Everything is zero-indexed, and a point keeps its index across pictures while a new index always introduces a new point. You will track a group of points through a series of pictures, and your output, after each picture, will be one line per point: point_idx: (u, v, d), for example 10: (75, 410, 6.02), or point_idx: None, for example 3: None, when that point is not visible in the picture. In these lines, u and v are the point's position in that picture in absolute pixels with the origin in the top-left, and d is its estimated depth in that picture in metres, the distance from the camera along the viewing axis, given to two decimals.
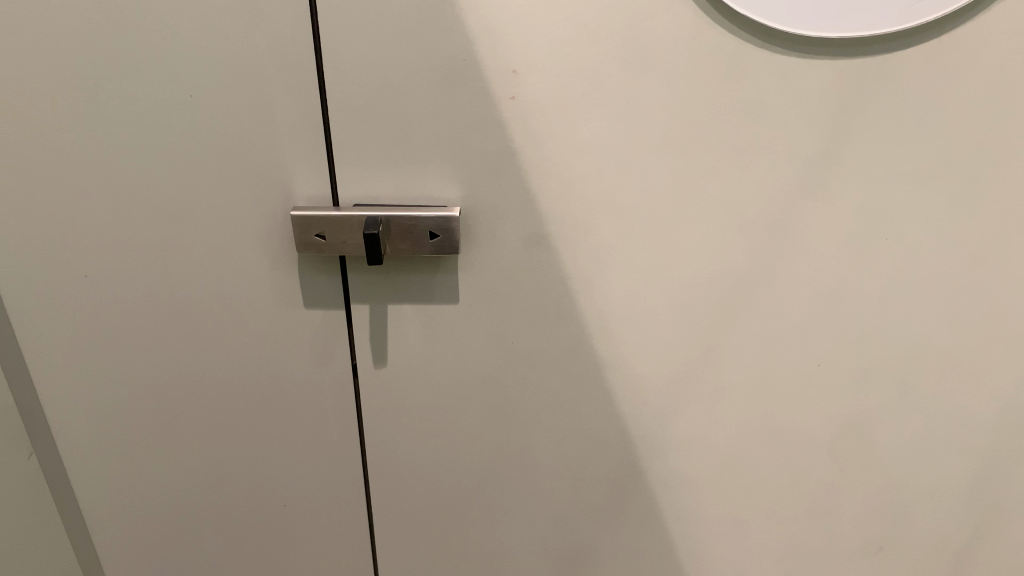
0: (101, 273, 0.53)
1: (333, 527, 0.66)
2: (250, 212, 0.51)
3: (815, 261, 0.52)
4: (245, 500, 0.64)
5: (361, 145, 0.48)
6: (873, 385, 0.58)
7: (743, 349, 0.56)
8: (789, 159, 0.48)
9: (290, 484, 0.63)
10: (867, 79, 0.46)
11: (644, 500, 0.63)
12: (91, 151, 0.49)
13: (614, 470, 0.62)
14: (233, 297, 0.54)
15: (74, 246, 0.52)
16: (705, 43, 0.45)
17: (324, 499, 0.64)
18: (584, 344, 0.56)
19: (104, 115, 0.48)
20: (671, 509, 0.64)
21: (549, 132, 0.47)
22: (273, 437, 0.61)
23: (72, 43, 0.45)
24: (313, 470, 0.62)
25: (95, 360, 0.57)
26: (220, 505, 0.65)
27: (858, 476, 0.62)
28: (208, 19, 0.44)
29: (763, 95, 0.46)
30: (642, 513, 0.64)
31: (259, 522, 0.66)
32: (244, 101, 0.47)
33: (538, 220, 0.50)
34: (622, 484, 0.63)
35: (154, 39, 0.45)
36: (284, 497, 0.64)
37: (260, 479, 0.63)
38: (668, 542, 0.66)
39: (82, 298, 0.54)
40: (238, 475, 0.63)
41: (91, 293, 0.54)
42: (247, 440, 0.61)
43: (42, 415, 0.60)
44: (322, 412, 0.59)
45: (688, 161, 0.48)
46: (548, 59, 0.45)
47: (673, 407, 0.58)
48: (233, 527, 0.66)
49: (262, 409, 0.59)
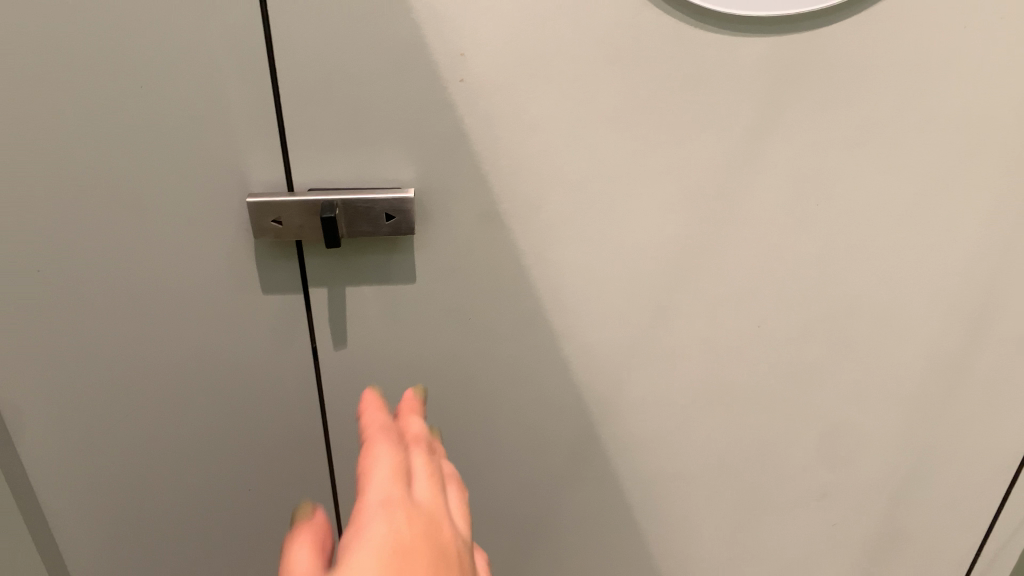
0: (55, 267, 0.53)
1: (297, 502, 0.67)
2: (205, 200, 0.51)
3: (755, 228, 0.55)
4: (207, 484, 0.65)
5: (315, 133, 0.49)
6: (814, 344, 0.60)
7: (689, 315, 0.58)
8: (727, 134, 0.51)
9: (254, 464, 0.64)
10: (798, 56, 0.48)
11: (599, 464, 0.66)
12: (40, 144, 0.49)
13: (571, 439, 0.64)
14: (193, 284, 0.55)
15: (27, 242, 0.52)
16: (644, 22, 0.46)
17: (289, 475, 0.66)
18: (538, 316, 0.57)
19: (50, 109, 0.47)
20: (625, 470, 0.66)
21: (497, 114, 0.49)
22: (235, 421, 0.62)
23: (18, 38, 0.45)
24: (276, 449, 0.64)
25: (51, 354, 0.57)
26: (183, 491, 0.65)
27: (801, 430, 0.65)
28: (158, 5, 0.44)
29: (699, 72, 0.48)
30: (599, 476, 0.67)
31: (224, 505, 0.67)
32: (197, 90, 0.47)
33: (490, 199, 0.52)
34: (578, 449, 0.65)
35: (101, 30, 0.45)
36: (247, 477, 0.65)
37: (224, 464, 0.64)
38: (623, 502, 0.68)
39: (37, 293, 0.54)
40: (201, 460, 0.64)
41: (47, 288, 0.54)
42: (209, 424, 0.62)
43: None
44: (284, 394, 0.60)
45: (632, 137, 0.50)
46: (494, 42, 0.46)
47: (625, 373, 0.61)
48: (196, 512, 0.67)
49: (224, 396, 0.60)
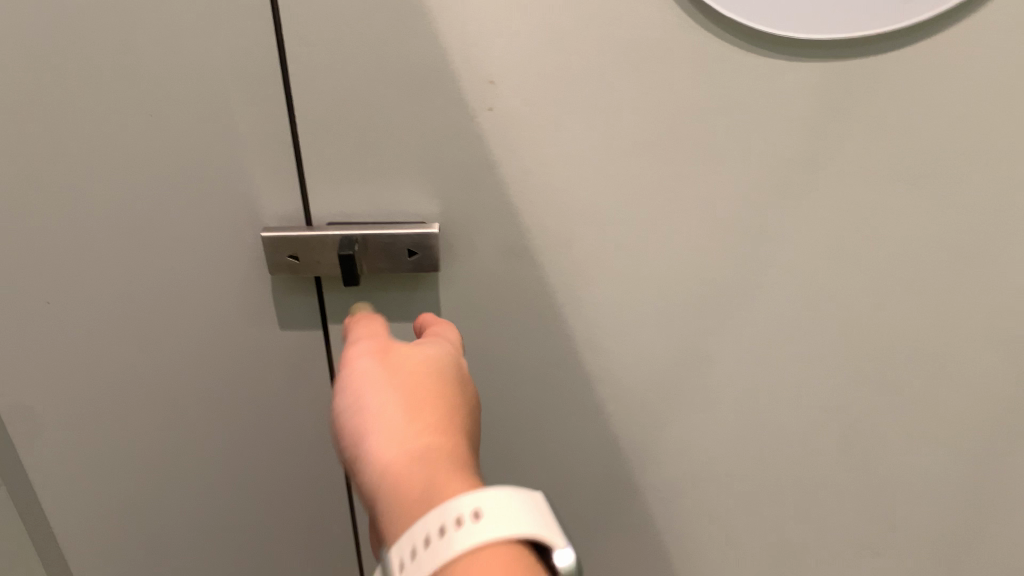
0: (65, 298, 0.51)
1: (314, 538, 0.65)
2: (218, 233, 0.48)
3: (805, 266, 0.50)
4: (224, 516, 0.63)
5: (332, 163, 0.46)
6: (868, 392, 0.56)
7: (732, 356, 0.54)
8: (776, 166, 0.46)
9: (272, 496, 0.62)
10: (856, 83, 0.43)
11: (631, 501, 0.63)
12: (47, 174, 0.46)
13: (601, 475, 0.61)
14: (207, 317, 0.52)
15: (36, 272, 0.50)
16: (686, 45, 0.42)
17: (307, 507, 0.64)
18: (569, 353, 0.54)
19: (57, 138, 0.45)
20: (658, 510, 0.63)
21: (526, 143, 0.45)
22: (253, 452, 0.59)
23: (21, 66, 0.42)
24: (295, 481, 0.61)
25: (63, 385, 0.55)
26: (200, 522, 0.63)
27: (851, 481, 0.60)
28: (166, 30, 0.41)
29: (746, 99, 0.44)
30: (630, 513, 0.63)
31: (240, 538, 0.65)
32: (208, 118, 0.44)
33: (518, 233, 0.49)
34: (609, 485, 0.62)
35: (106, 56, 0.42)
36: (266, 508, 0.63)
37: (239, 498, 0.62)
38: (655, 540, 0.65)
39: (48, 324, 0.52)
40: (219, 492, 0.61)
41: (58, 319, 0.52)
42: (226, 457, 0.59)
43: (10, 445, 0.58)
44: (302, 429, 0.58)
45: (672, 168, 0.46)
46: (522, 67, 0.43)
47: (660, 413, 0.57)
48: (214, 542, 0.65)
49: (238, 430, 0.58)
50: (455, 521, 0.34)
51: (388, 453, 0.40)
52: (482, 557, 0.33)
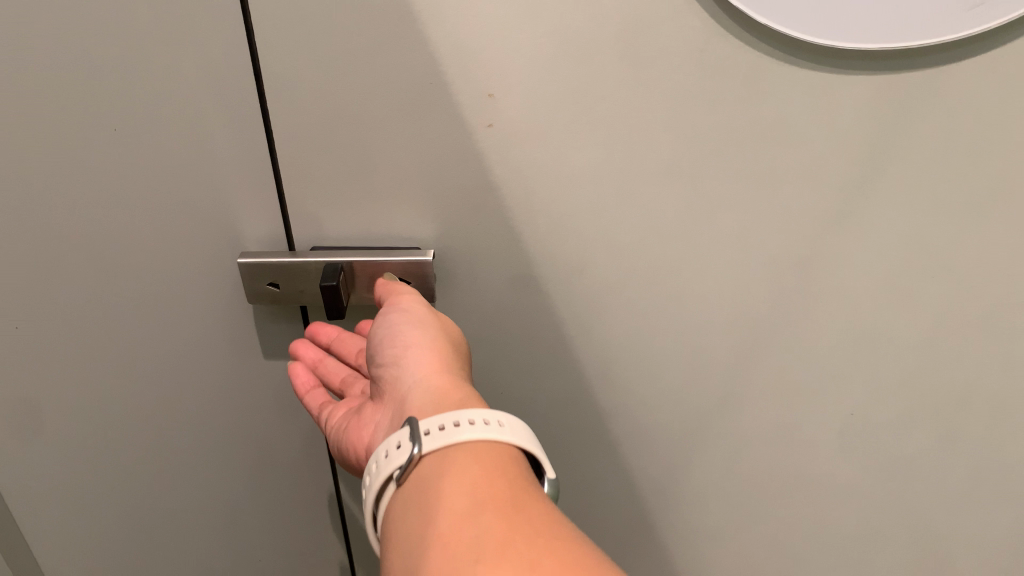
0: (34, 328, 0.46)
1: (313, 558, 0.62)
2: (195, 259, 0.44)
3: (848, 302, 0.45)
4: (217, 537, 0.60)
5: (317, 184, 0.41)
6: (913, 434, 0.50)
7: (762, 391, 0.49)
8: (820, 194, 0.40)
9: (266, 518, 0.59)
10: (914, 99, 0.37)
11: (645, 524, 0.59)
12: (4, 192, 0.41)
13: (614, 498, 0.58)
14: (188, 349, 0.48)
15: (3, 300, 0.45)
16: (717, 59, 0.36)
17: (305, 525, 0.61)
18: (581, 380, 0.50)
19: (12, 156, 0.39)
20: (674, 534, 0.59)
21: (534, 165, 0.40)
22: (244, 480, 0.56)
23: None
24: (287, 506, 0.58)
25: (36, 421, 0.51)
26: (191, 545, 0.60)
27: (889, 523, 0.56)
28: (123, 55, 0.36)
29: (787, 119, 0.38)
30: (643, 535, 0.60)
31: (236, 558, 0.62)
32: (178, 136, 0.39)
33: (524, 259, 0.44)
34: (622, 508, 0.58)
35: (55, 80, 0.37)
36: (261, 532, 0.60)
37: (234, 522, 0.59)
38: (669, 560, 0.62)
39: (21, 357, 0.48)
40: (209, 516, 0.58)
41: (28, 350, 0.47)
42: (216, 483, 0.56)
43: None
44: (296, 453, 0.55)
45: (699, 193, 0.41)
46: (528, 82, 0.37)
47: (680, 444, 0.53)
48: (207, 562, 0.62)
49: (228, 458, 0.54)
50: (471, 419, 0.40)
51: (424, 377, 0.43)
52: (485, 449, 0.39)
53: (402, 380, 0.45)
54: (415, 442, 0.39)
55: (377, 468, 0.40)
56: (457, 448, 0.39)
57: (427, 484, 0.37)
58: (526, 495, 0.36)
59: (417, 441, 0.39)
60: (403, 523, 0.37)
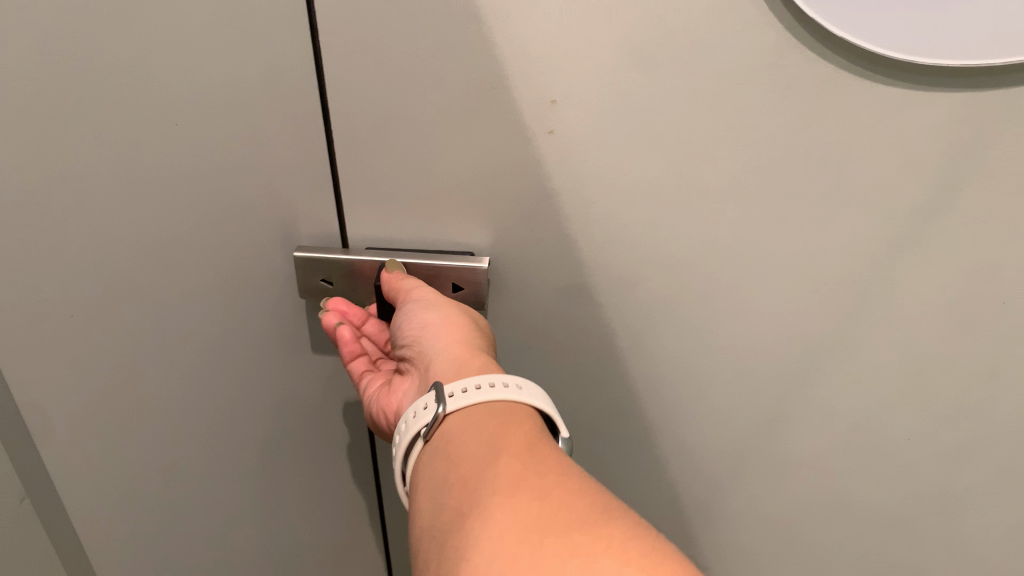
0: (86, 325, 0.46)
1: (354, 543, 0.63)
2: (249, 252, 0.44)
3: (909, 329, 0.43)
4: (258, 524, 0.61)
5: (373, 184, 0.41)
6: (969, 468, 0.49)
7: (813, 414, 0.48)
8: (887, 217, 0.39)
9: (309, 503, 0.60)
10: (993, 123, 0.35)
11: (685, 540, 0.58)
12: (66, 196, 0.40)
13: (655, 510, 0.57)
14: (238, 339, 0.48)
15: (57, 300, 0.45)
16: (788, 75, 0.35)
17: (344, 516, 0.61)
18: (628, 392, 0.50)
19: (76, 159, 0.39)
20: (714, 551, 0.59)
21: (592, 174, 0.39)
22: (289, 463, 0.57)
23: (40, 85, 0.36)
24: (331, 491, 0.59)
25: (84, 416, 0.51)
26: (232, 533, 0.61)
27: (937, 554, 0.54)
28: (185, 55, 0.36)
29: (857, 138, 0.37)
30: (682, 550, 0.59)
31: (276, 544, 0.63)
32: (236, 133, 0.39)
33: (576, 268, 0.44)
34: (662, 522, 0.58)
35: (122, 78, 0.36)
36: (302, 515, 0.61)
37: (276, 507, 0.60)
38: None
39: (72, 353, 0.47)
40: (252, 504, 0.59)
41: (80, 346, 0.47)
42: (260, 470, 0.57)
43: (46, 476, 0.55)
44: (341, 440, 0.56)
45: (761, 211, 0.40)
46: (592, 90, 0.36)
47: (725, 461, 0.52)
48: (246, 551, 0.62)
49: (274, 443, 0.55)
50: (492, 382, 0.40)
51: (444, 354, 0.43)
52: (506, 410, 0.39)
53: (423, 357, 0.45)
54: (440, 402, 0.39)
55: (403, 427, 0.40)
56: (476, 407, 0.39)
57: (449, 442, 0.38)
58: (541, 445, 0.37)
59: (441, 400, 0.39)
60: (428, 478, 0.38)
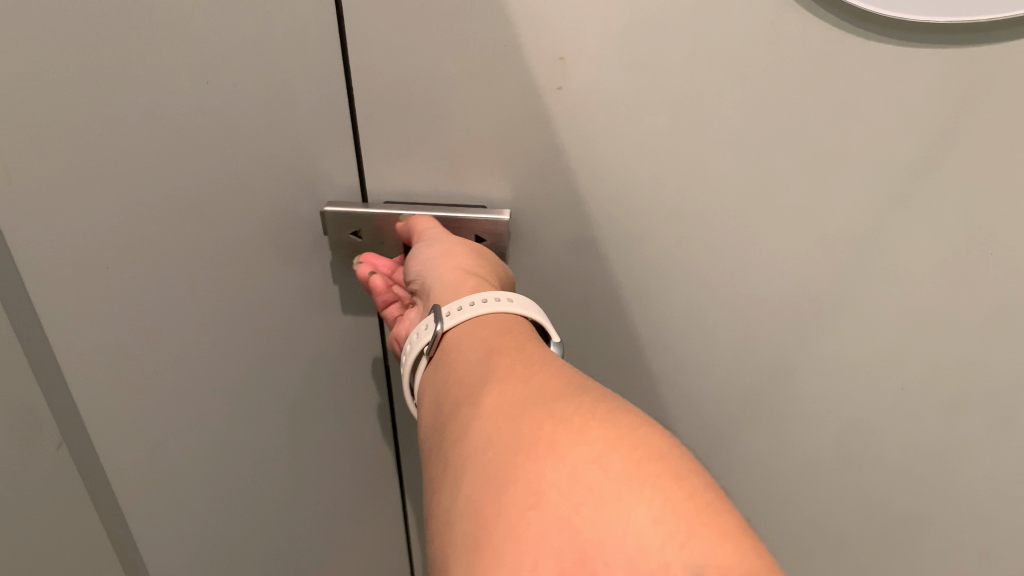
0: (123, 298, 0.47)
1: None
2: (276, 205, 0.46)
3: (907, 283, 0.45)
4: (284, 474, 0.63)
5: (391, 140, 0.44)
6: (966, 420, 0.50)
7: (814, 366, 0.50)
8: (884, 171, 0.41)
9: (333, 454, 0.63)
10: (982, 78, 0.37)
11: None
12: (97, 175, 0.41)
13: None
14: (265, 289, 0.51)
15: (96, 278, 0.45)
16: (786, 32, 0.37)
17: None
18: (638, 343, 0.52)
19: (103, 139, 0.40)
20: None
21: (602, 129, 0.41)
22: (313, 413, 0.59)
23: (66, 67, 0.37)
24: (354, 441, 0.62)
25: (117, 391, 0.52)
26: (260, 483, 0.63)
27: (936, 506, 0.56)
28: (216, 19, 0.38)
29: (854, 93, 0.38)
30: None
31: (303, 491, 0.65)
32: (264, 91, 0.41)
33: (586, 221, 0.46)
34: None
35: (152, 47, 0.38)
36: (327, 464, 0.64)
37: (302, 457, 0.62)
38: None
39: (115, 328, 0.48)
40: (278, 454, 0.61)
41: (119, 317, 0.48)
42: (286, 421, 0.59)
43: (90, 457, 0.55)
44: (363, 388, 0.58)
45: (764, 164, 0.42)
46: (601, 48, 0.38)
47: (731, 411, 0.54)
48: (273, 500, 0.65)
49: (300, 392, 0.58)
50: (484, 296, 0.42)
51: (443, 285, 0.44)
52: (499, 318, 0.41)
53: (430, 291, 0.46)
54: (438, 320, 0.42)
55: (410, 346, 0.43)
56: (472, 322, 0.41)
57: (447, 353, 0.41)
58: (530, 344, 0.39)
59: (439, 318, 0.42)
60: (430, 384, 0.40)
